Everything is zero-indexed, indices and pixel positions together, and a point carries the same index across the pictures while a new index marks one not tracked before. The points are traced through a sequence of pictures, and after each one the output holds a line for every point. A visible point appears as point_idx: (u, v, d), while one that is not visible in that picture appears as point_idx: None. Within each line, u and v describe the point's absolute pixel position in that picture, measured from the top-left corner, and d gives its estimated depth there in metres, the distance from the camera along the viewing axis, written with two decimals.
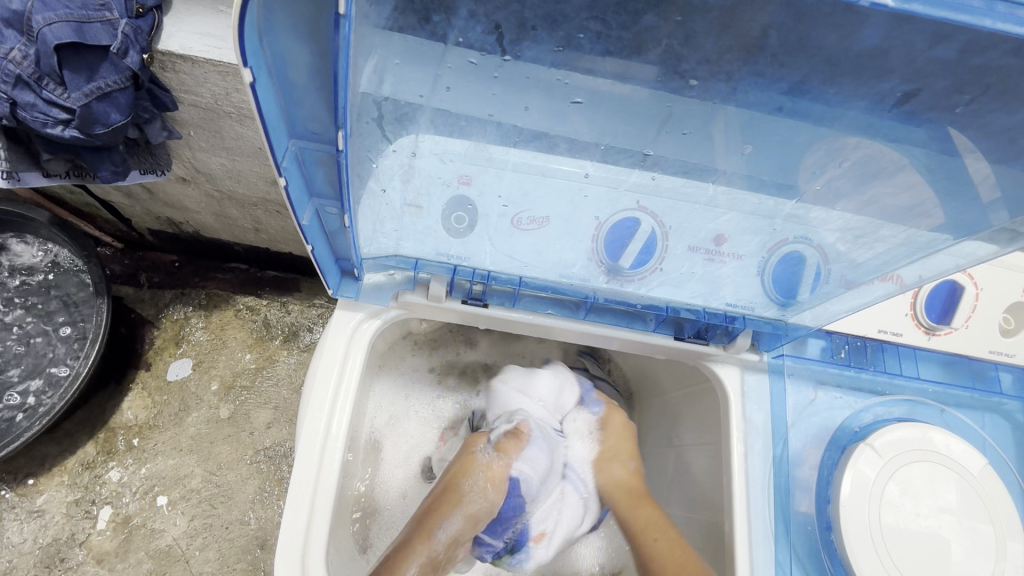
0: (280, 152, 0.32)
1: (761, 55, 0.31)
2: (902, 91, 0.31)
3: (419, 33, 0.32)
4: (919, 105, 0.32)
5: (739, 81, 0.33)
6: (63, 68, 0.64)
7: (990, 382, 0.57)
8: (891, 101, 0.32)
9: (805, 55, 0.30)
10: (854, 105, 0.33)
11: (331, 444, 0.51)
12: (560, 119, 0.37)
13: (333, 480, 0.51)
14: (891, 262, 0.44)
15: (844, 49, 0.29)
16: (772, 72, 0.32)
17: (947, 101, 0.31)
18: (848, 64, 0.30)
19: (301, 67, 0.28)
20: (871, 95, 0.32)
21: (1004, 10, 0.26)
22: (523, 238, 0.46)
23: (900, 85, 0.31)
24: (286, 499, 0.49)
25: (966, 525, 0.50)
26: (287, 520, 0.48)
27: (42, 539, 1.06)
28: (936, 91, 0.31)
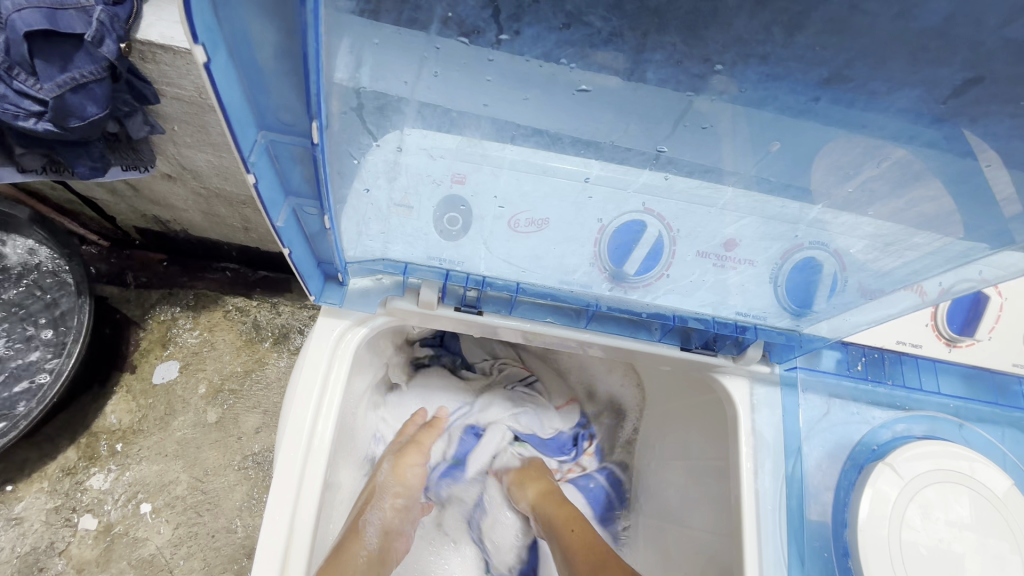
0: (246, 145, 0.28)
1: (799, 34, 0.28)
2: (962, 77, 0.28)
3: (413, 10, 0.28)
4: (974, 94, 0.28)
5: (773, 66, 0.29)
6: (34, 57, 0.61)
7: (1014, 398, 0.54)
8: (946, 89, 0.29)
9: (850, 35, 0.27)
10: (902, 94, 0.29)
11: (314, 457, 0.48)
12: (563, 110, 0.33)
13: (316, 497, 0.47)
14: (919, 272, 0.40)
15: (899, 27, 0.26)
16: (810, 55, 0.28)
17: (1009, 90, 0.28)
18: (896, 46, 0.27)
19: (266, 45, 0.25)
20: (924, 83, 0.29)
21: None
22: (521, 241, 0.42)
23: (958, 68, 0.28)
24: (263, 516, 0.45)
25: (992, 551, 0.47)
26: (263, 545, 0.45)
27: (20, 548, 1.02)
28: (997, 78, 0.27)
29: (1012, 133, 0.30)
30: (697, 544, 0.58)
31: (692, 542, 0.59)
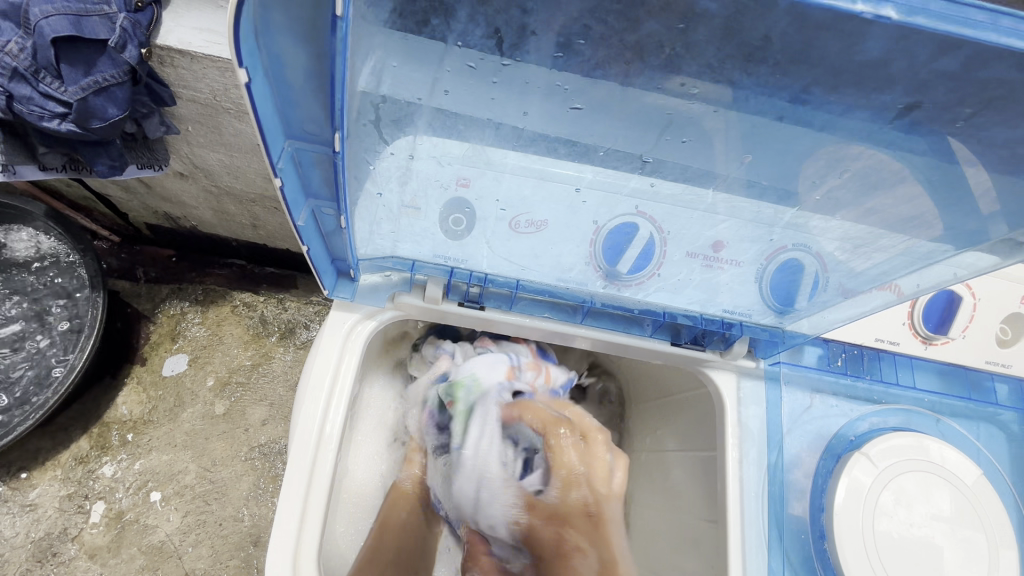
0: (276, 154, 0.32)
1: (763, 63, 0.31)
2: (902, 103, 0.31)
3: (420, 36, 0.31)
4: (922, 116, 0.32)
5: (742, 89, 0.32)
6: (60, 61, 0.64)
7: (986, 393, 0.57)
8: (894, 112, 0.32)
9: (807, 64, 0.30)
10: (858, 115, 0.32)
11: (325, 443, 0.51)
12: (560, 124, 0.37)
13: (327, 479, 0.51)
14: (889, 272, 0.43)
15: (847, 59, 0.29)
16: (774, 81, 0.32)
17: (948, 113, 0.31)
18: (850, 76, 0.30)
19: (299, 67, 0.28)
20: (875, 106, 0.32)
21: (1006, 26, 0.26)
22: (521, 241, 0.46)
23: (904, 96, 0.31)
24: (278, 499, 0.49)
25: (960, 535, 0.50)
26: (279, 522, 0.48)
27: (34, 533, 1.06)
28: (937, 102, 0.31)
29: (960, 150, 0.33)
30: (685, 530, 0.61)
31: (680, 531, 0.62)
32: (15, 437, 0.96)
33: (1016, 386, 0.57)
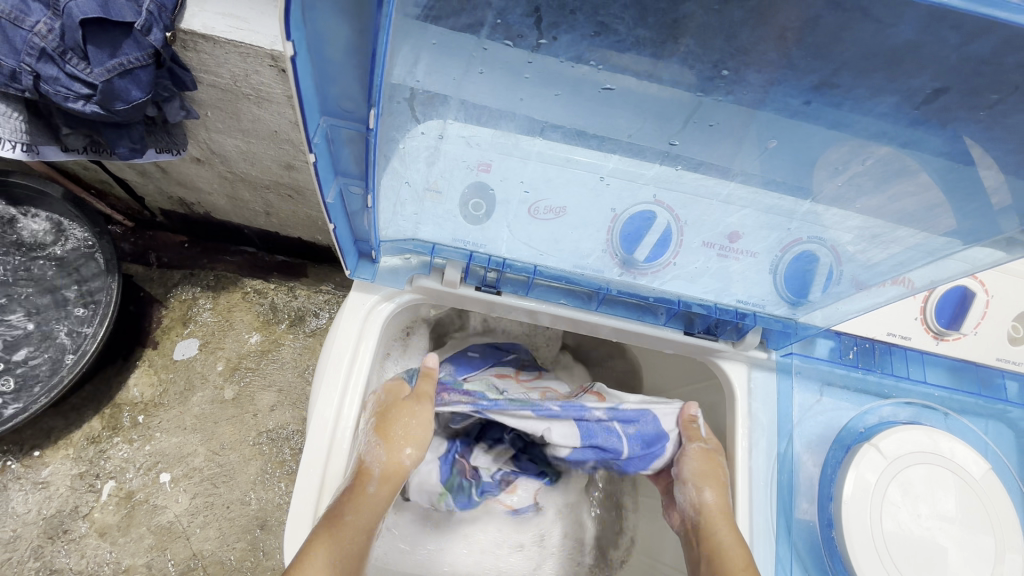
0: (312, 129, 0.32)
1: (795, 48, 0.31)
2: (931, 86, 0.31)
3: (454, 14, 0.31)
4: (948, 103, 0.31)
5: (772, 73, 0.32)
6: (87, 42, 0.65)
7: (996, 390, 0.58)
8: (919, 98, 0.31)
9: (837, 50, 0.30)
10: (883, 101, 0.32)
11: (339, 432, 0.52)
12: (591, 108, 0.37)
13: (343, 466, 0.51)
14: (904, 265, 0.44)
15: (878, 43, 0.29)
16: (804, 65, 0.31)
17: (975, 100, 0.31)
18: (878, 61, 0.30)
19: (341, 42, 0.28)
20: (902, 92, 0.31)
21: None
22: (541, 226, 0.47)
23: (930, 80, 0.30)
24: (298, 476, 0.50)
25: (966, 528, 0.51)
26: (298, 498, 0.49)
27: (46, 510, 1.08)
28: (963, 90, 0.30)
29: (986, 139, 0.33)
30: None
31: None
32: (28, 416, 0.97)
33: None
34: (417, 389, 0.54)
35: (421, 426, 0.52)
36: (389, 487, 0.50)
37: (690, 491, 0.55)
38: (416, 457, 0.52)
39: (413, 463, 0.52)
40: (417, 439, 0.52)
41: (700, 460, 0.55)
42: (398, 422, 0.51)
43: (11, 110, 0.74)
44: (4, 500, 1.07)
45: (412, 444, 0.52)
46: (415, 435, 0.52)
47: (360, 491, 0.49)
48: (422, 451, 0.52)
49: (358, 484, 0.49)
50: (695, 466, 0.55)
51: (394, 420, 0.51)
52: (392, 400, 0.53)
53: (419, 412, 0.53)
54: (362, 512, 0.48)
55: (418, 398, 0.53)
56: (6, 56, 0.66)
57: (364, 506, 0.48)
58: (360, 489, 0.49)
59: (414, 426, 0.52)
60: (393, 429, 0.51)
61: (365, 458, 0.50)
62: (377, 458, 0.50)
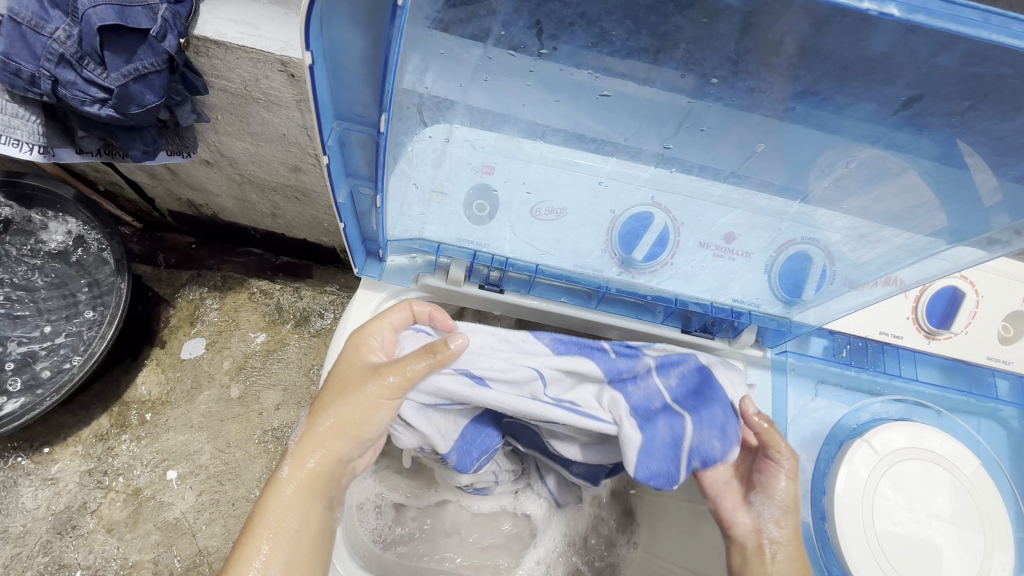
0: (326, 133, 0.34)
1: (778, 59, 0.32)
2: (906, 94, 0.32)
3: (457, 25, 0.33)
4: (924, 109, 0.33)
5: (758, 81, 0.34)
6: (103, 48, 0.67)
7: (987, 388, 0.59)
8: (895, 105, 0.33)
9: (818, 59, 0.32)
10: (861, 107, 0.34)
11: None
12: (590, 112, 0.38)
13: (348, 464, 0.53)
14: (891, 264, 0.46)
15: (854, 53, 0.31)
16: (786, 74, 0.33)
17: (947, 105, 0.32)
18: (855, 70, 0.32)
19: (355, 51, 0.30)
20: (879, 99, 0.33)
21: (999, 23, 0.28)
22: (542, 227, 0.48)
23: (906, 88, 0.32)
24: None
25: (956, 521, 0.52)
26: None
27: (55, 506, 1.10)
28: (936, 96, 0.32)
29: (961, 142, 0.34)
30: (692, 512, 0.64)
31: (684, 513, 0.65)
32: (39, 413, 0.99)
33: (1016, 382, 0.59)
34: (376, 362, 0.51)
35: (354, 402, 0.49)
36: (313, 467, 0.48)
37: (779, 504, 0.52)
38: (339, 432, 0.49)
39: (340, 440, 0.49)
40: (341, 413, 0.49)
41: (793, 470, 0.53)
42: (332, 396, 0.50)
43: (29, 114, 0.76)
44: (15, 496, 1.10)
45: (338, 420, 0.49)
46: (342, 407, 0.49)
47: (279, 473, 0.48)
48: (356, 426, 0.49)
49: (282, 465, 0.49)
50: (789, 474, 0.53)
51: (327, 394, 0.50)
52: (334, 372, 0.52)
53: (349, 381, 0.50)
54: (277, 493, 0.47)
55: (355, 368, 0.51)
56: (25, 61, 0.68)
57: (278, 488, 0.47)
58: (280, 468, 0.48)
59: (341, 398, 0.49)
60: (322, 403, 0.50)
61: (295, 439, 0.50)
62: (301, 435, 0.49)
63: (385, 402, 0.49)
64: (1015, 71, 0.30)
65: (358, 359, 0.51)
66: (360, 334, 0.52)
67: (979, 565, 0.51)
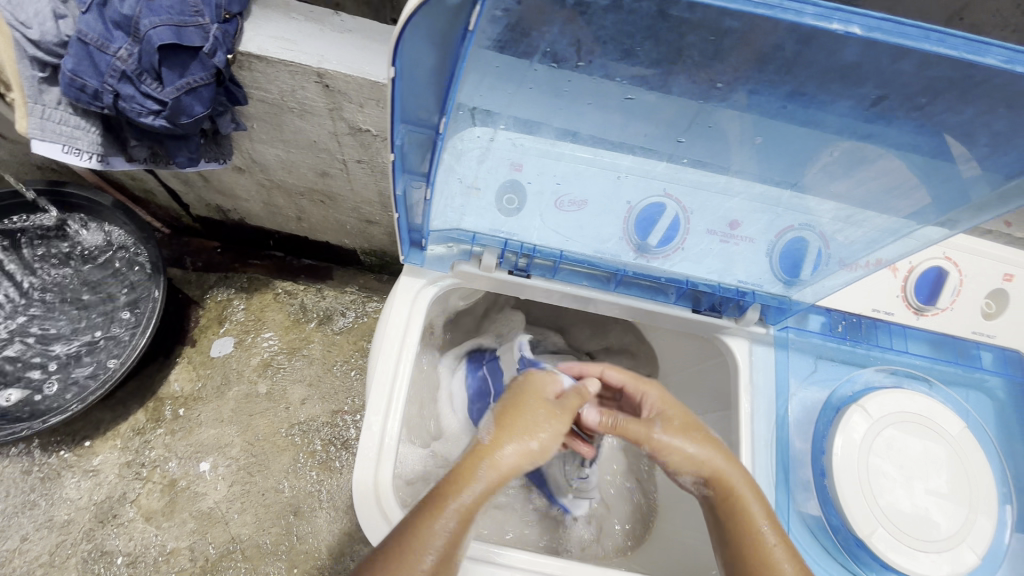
0: (395, 135, 0.41)
1: (770, 65, 0.37)
2: (875, 94, 0.37)
3: (493, 45, 0.38)
4: (889, 106, 0.38)
5: (753, 84, 0.38)
6: (161, 65, 0.73)
7: (973, 359, 0.65)
8: (867, 102, 0.38)
9: (801, 67, 0.36)
10: (842, 104, 0.39)
11: (388, 438, 0.57)
12: (613, 112, 0.44)
13: (392, 461, 0.57)
14: (876, 244, 0.52)
15: (830, 62, 0.35)
16: (776, 78, 0.38)
17: (910, 103, 0.37)
18: (835, 75, 0.36)
19: (428, 67, 0.36)
20: (853, 98, 0.38)
21: (937, 38, 0.32)
22: (566, 216, 0.55)
23: (874, 89, 0.37)
24: (358, 446, 0.56)
25: (943, 477, 0.57)
26: (360, 464, 0.56)
27: (96, 496, 1.16)
28: (902, 96, 0.37)
29: (927, 134, 0.39)
30: None
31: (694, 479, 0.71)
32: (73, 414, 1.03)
33: (999, 354, 0.65)
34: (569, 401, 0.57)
35: (555, 432, 0.54)
36: (498, 478, 0.50)
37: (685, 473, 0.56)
38: (529, 456, 0.52)
39: (529, 462, 0.52)
40: (540, 437, 0.53)
41: (706, 441, 0.57)
42: (518, 414, 0.54)
43: (89, 125, 0.83)
44: (59, 486, 1.16)
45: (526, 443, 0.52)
46: (532, 431, 0.53)
47: (471, 469, 0.50)
48: (539, 455, 0.53)
49: (470, 464, 0.50)
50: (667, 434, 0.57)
51: (517, 411, 0.54)
52: (521, 395, 0.57)
53: (544, 413, 0.54)
54: (467, 487, 0.48)
55: (545, 401, 0.56)
56: (90, 77, 0.74)
57: (467, 482, 0.49)
58: (470, 468, 0.50)
59: (541, 420, 0.54)
60: (511, 419, 0.53)
61: (479, 441, 0.52)
62: (490, 437, 0.52)
63: (560, 424, 0.54)
64: (959, 76, 0.34)
65: (543, 394, 0.57)
66: (543, 375, 0.60)
67: (965, 517, 0.56)
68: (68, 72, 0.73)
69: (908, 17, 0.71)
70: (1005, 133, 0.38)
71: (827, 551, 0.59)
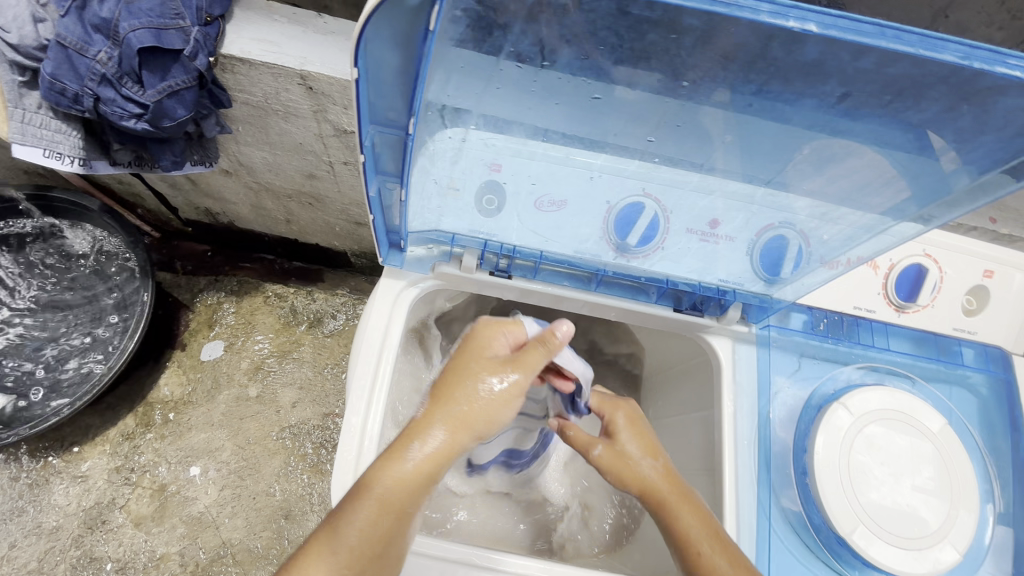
0: (363, 135, 0.41)
1: (732, 64, 0.37)
2: (838, 92, 0.37)
3: (456, 45, 0.38)
4: (854, 103, 0.38)
5: (717, 82, 0.39)
6: (141, 68, 0.73)
7: (954, 356, 0.65)
8: (831, 100, 0.38)
9: (763, 65, 0.36)
10: (805, 102, 0.39)
11: (367, 440, 0.57)
12: (583, 111, 0.44)
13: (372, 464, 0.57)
14: (852, 241, 0.52)
15: (791, 59, 0.36)
16: (739, 77, 0.38)
17: (874, 100, 0.37)
18: (797, 73, 0.37)
19: (392, 68, 0.36)
20: (817, 96, 0.38)
21: (892, 35, 0.33)
22: (544, 217, 0.55)
23: (836, 86, 0.37)
24: (338, 450, 0.56)
25: (924, 474, 0.57)
26: (339, 468, 0.55)
27: (85, 502, 1.15)
28: (864, 94, 0.37)
29: (893, 131, 0.39)
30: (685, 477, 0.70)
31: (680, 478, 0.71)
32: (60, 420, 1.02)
33: (980, 350, 0.65)
34: (518, 359, 0.52)
35: (495, 400, 0.50)
36: (431, 459, 0.48)
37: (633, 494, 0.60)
38: (464, 428, 0.49)
39: (469, 437, 0.49)
40: (475, 408, 0.49)
41: (653, 465, 0.60)
42: (455, 383, 0.50)
43: (71, 129, 0.83)
44: (47, 493, 1.15)
45: (462, 416, 0.49)
46: (468, 400, 0.49)
47: (402, 448, 0.48)
48: (479, 426, 0.49)
49: (403, 443, 0.48)
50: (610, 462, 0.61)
51: (453, 379, 0.51)
52: (461, 358, 0.53)
53: (484, 374, 0.50)
54: (395, 471, 0.47)
55: (487, 361, 0.52)
56: (71, 80, 0.74)
57: (396, 465, 0.47)
58: (403, 449, 0.48)
59: (478, 388, 0.50)
60: (447, 388, 0.50)
61: (412, 417, 0.50)
62: (424, 413, 0.49)
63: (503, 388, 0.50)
64: (919, 73, 0.34)
65: (487, 352, 0.53)
66: (490, 329, 0.55)
67: (946, 514, 0.56)
68: (48, 76, 0.73)
69: (892, 17, 0.72)
70: (970, 130, 0.38)
71: (810, 549, 0.59)
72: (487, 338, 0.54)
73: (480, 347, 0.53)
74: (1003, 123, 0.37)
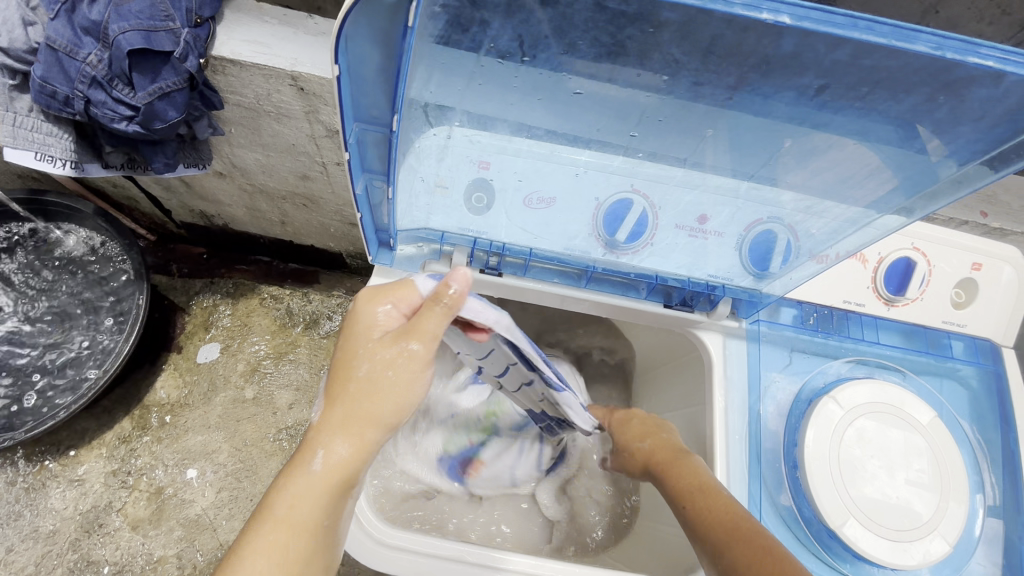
0: (347, 133, 0.41)
1: (711, 58, 0.37)
2: (816, 84, 0.37)
3: (435, 42, 0.38)
4: (832, 96, 0.38)
5: (696, 76, 0.39)
6: (132, 70, 0.72)
7: (944, 348, 0.65)
8: (809, 93, 0.38)
9: (741, 58, 0.37)
10: (784, 95, 0.39)
11: None
12: (566, 107, 0.44)
13: None
14: (837, 234, 0.52)
15: (768, 52, 0.36)
16: (718, 71, 0.38)
17: (852, 92, 0.37)
18: (775, 65, 0.37)
19: (373, 64, 0.37)
20: (795, 88, 0.38)
21: (864, 27, 0.33)
22: (533, 214, 0.55)
23: (814, 79, 0.37)
24: None
25: (913, 467, 0.57)
26: None
27: (82, 506, 1.15)
28: (842, 86, 0.37)
29: (872, 122, 0.40)
30: None
31: None
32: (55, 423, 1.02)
33: (969, 343, 0.65)
34: (412, 329, 0.47)
35: (392, 387, 0.47)
36: (333, 463, 0.46)
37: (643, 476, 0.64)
38: (365, 423, 0.47)
39: (373, 433, 0.48)
40: (374, 401, 0.47)
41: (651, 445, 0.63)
42: (348, 378, 0.47)
43: (62, 132, 0.83)
44: (44, 497, 1.15)
45: (361, 412, 0.47)
46: (361, 394, 0.47)
47: (301, 460, 0.46)
48: (381, 420, 0.47)
49: (304, 455, 0.47)
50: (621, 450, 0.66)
51: (342, 374, 0.48)
52: (350, 344, 0.49)
53: (376, 361, 0.47)
54: (296, 484, 0.46)
55: (374, 344, 0.48)
56: (61, 83, 0.74)
57: (296, 479, 0.46)
58: (303, 460, 0.46)
59: (371, 376, 0.47)
60: (339, 385, 0.48)
61: (313, 424, 0.48)
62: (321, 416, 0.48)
63: (401, 372, 0.47)
64: (894, 65, 0.35)
65: (375, 332, 0.49)
66: (372, 300, 0.49)
67: (936, 507, 0.56)
68: (39, 79, 0.73)
69: (880, 12, 0.72)
70: (948, 121, 0.38)
71: (802, 543, 0.59)
72: (370, 314, 0.49)
73: (368, 328, 0.49)
74: (979, 114, 0.37)
